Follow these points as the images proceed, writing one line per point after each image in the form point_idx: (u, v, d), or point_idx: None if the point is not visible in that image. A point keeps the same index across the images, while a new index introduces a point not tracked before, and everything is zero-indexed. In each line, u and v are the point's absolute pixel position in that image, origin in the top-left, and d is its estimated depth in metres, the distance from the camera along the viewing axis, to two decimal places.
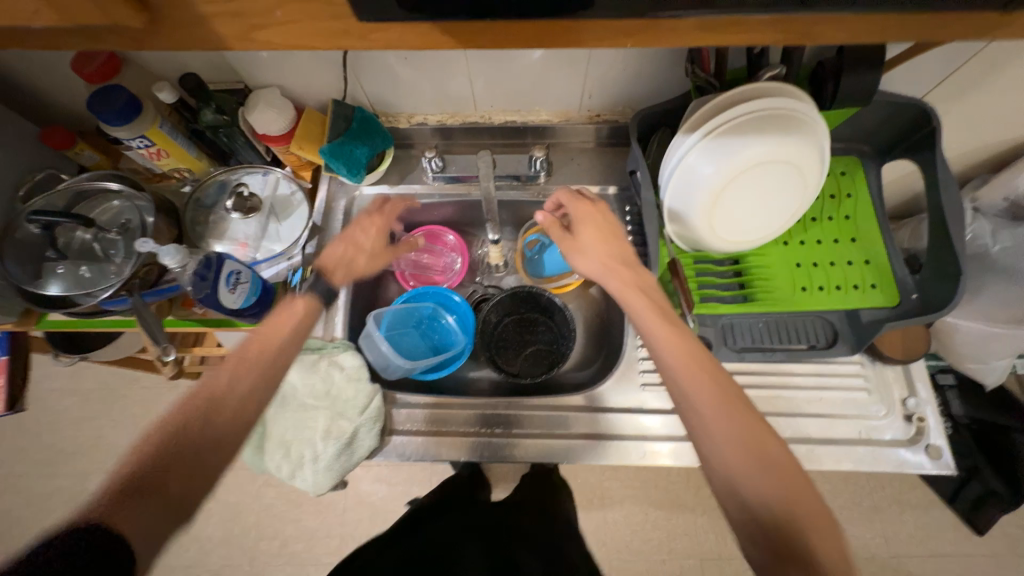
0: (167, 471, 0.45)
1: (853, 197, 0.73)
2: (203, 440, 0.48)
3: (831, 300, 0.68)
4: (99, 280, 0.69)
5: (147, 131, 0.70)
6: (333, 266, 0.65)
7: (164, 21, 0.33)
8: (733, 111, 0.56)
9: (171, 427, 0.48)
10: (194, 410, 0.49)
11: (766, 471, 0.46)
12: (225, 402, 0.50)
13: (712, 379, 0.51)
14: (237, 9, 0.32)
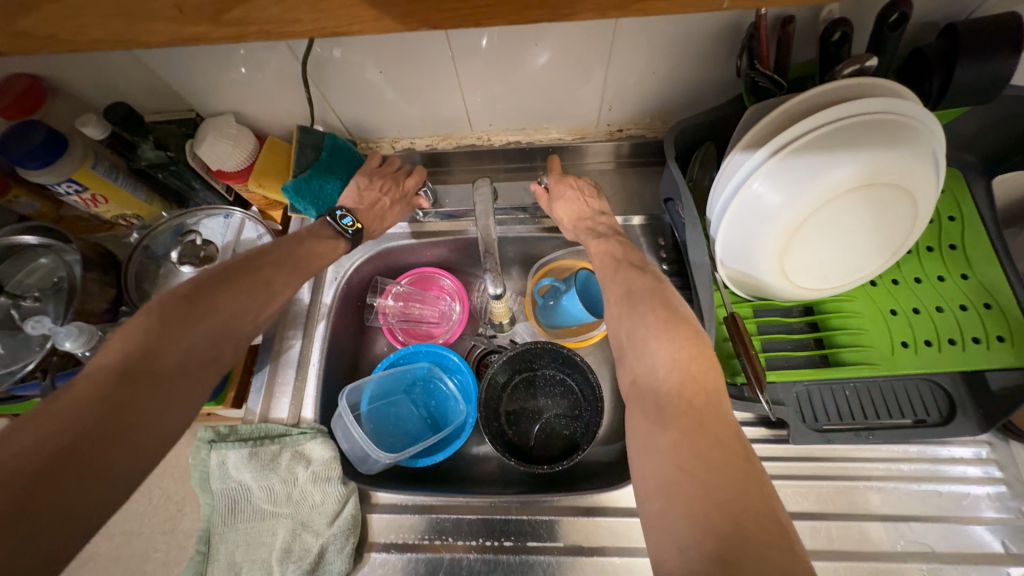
0: (197, 342, 0.44)
1: (957, 220, 0.56)
2: (200, 335, 0.44)
3: (944, 361, 0.51)
4: (19, 352, 0.56)
5: (75, 174, 0.58)
6: (371, 212, 0.62)
7: None
8: (813, 118, 0.41)
9: (162, 330, 0.43)
10: (210, 284, 0.48)
11: (660, 343, 0.43)
12: (230, 301, 0.48)
13: (627, 275, 0.52)
14: None
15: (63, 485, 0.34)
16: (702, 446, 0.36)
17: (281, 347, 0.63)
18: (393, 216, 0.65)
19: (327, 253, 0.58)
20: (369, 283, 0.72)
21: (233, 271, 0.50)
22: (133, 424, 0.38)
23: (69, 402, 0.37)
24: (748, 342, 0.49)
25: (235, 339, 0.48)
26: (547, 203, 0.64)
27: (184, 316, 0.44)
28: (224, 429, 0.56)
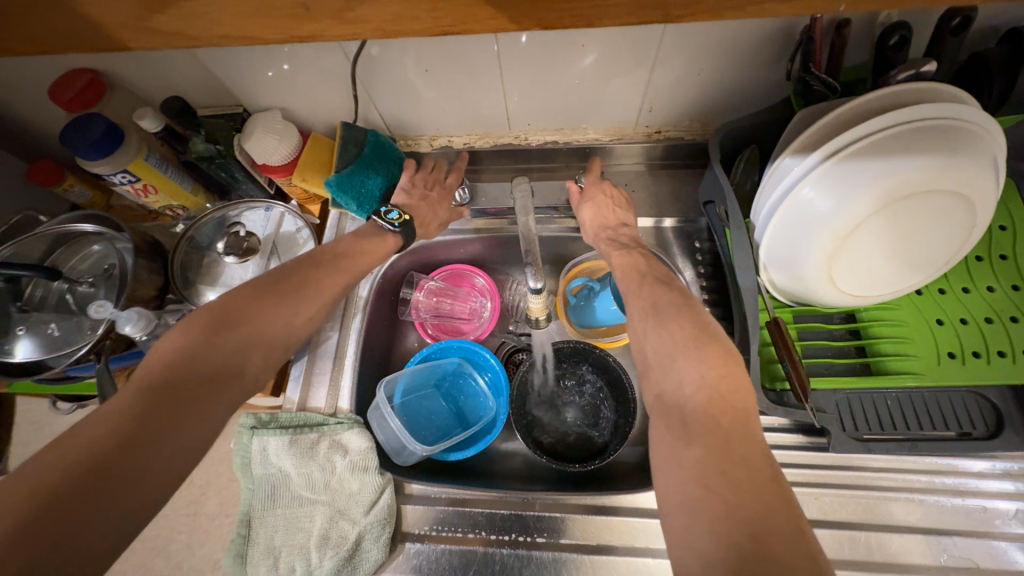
0: (234, 348, 0.43)
1: (1009, 230, 0.55)
2: (237, 342, 0.43)
3: (994, 373, 0.50)
4: (75, 336, 0.59)
5: (130, 165, 0.60)
6: (419, 206, 0.63)
7: None
8: (869, 124, 0.41)
9: (202, 338, 0.42)
10: (252, 289, 0.47)
11: (688, 361, 0.43)
12: (270, 308, 0.47)
13: (654, 289, 0.52)
14: None
15: (86, 504, 0.32)
16: (726, 465, 0.35)
17: (319, 338, 0.64)
18: (439, 212, 0.66)
19: (365, 243, 0.58)
20: (403, 277, 0.73)
21: (278, 275, 0.50)
22: (166, 438, 0.36)
23: (107, 415, 0.36)
24: (792, 349, 0.48)
25: (280, 346, 0.47)
26: (575, 204, 0.65)
27: (229, 322, 0.44)
28: (265, 416, 0.57)
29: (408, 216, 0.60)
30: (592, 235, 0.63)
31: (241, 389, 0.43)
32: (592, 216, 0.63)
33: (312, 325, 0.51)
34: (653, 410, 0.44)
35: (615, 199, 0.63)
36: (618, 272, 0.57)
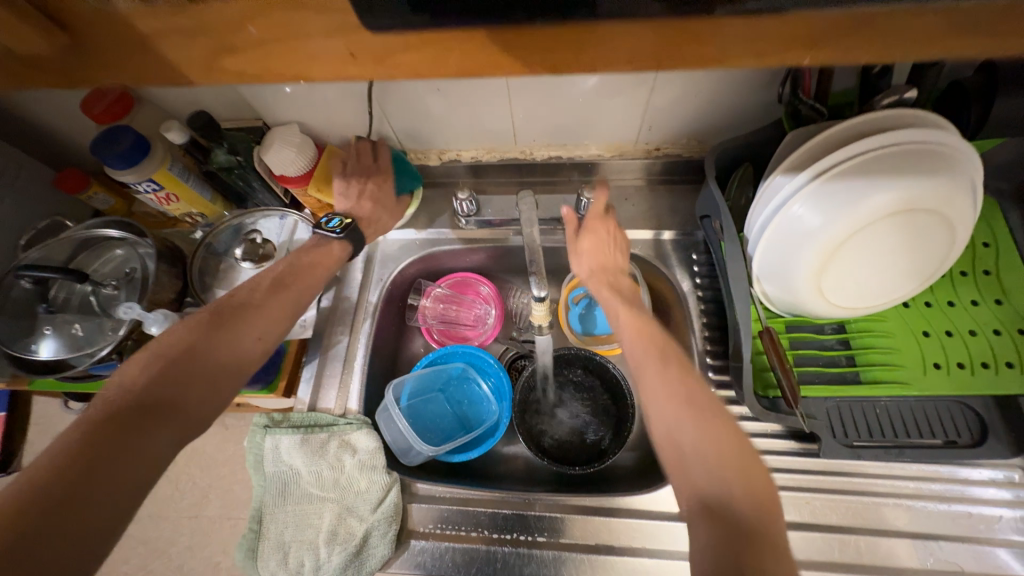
0: (214, 349, 0.48)
1: (991, 246, 0.58)
2: (217, 344, 0.48)
3: (977, 383, 0.52)
4: (97, 336, 0.62)
5: (155, 174, 0.63)
6: (365, 211, 0.64)
7: (85, 47, 0.26)
8: (854, 147, 0.44)
9: (184, 344, 0.47)
10: (235, 297, 0.53)
11: (729, 461, 0.40)
12: (250, 315, 0.51)
13: (675, 364, 0.48)
14: (185, 21, 0.24)
15: (80, 496, 0.36)
16: (748, 550, 0.35)
17: (330, 341, 0.67)
18: (387, 219, 0.67)
19: (311, 255, 0.60)
20: (411, 284, 0.76)
21: (265, 289, 0.54)
22: (148, 435, 0.41)
23: (95, 418, 0.41)
24: (784, 357, 0.51)
25: (234, 375, 0.49)
26: (572, 238, 0.63)
27: (178, 358, 0.46)
28: (278, 416, 0.59)
29: (350, 221, 0.61)
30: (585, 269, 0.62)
31: (221, 387, 0.47)
32: (587, 250, 0.61)
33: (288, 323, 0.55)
34: (693, 509, 0.40)
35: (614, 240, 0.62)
36: (623, 330, 0.53)
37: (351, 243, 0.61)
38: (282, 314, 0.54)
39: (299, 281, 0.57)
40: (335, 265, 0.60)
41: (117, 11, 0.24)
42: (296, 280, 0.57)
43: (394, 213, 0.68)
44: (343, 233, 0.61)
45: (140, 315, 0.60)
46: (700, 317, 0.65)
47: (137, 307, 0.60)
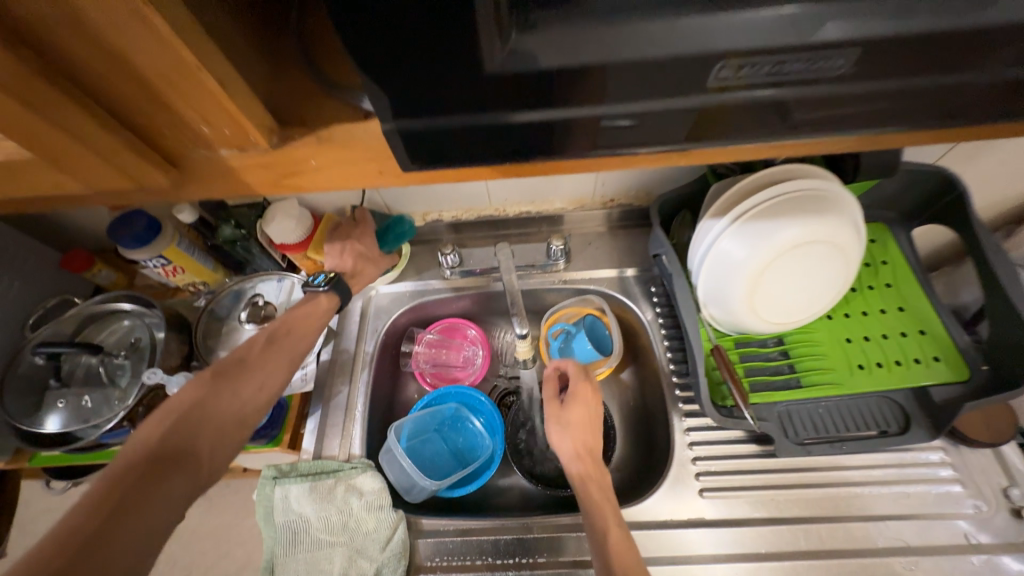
0: (220, 397, 0.53)
1: (889, 264, 0.70)
2: (224, 395, 0.53)
3: (894, 378, 0.62)
4: (103, 407, 0.65)
5: (165, 251, 0.69)
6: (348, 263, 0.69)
7: (189, 174, 0.33)
8: (757, 196, 0.56)
9: (194, 400, 0.52)
10: (241, 353, 0.58)
11: None
12: (252, 369, 0.57)
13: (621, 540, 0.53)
14: (266, 159, 0.31)
15: (110, 543, 0.40)
16: None
17: (331, 392, 0.71)
18: (371, 270, 0.72)
19: (301, 309, 0.64)
20: (403, 333, 0.82)
21: (266, 343, 0.60)
22: (165, 484, 0.45)
23: (118, 472, 0.45)
24: (732, 369, 0.59)
25: (241, 421, 0.53)
26: (551, 412, 0.66)
27: (186, 414, 0.51)
28: (285, 467, 0.63)
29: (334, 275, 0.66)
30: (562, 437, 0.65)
31: (229, 433, 0.52)
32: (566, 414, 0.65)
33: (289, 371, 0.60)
34: None
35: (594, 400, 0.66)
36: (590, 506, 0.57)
37: (337, 295, 0.66)
38: (280, 363, 0.59)
39: (299, 334, 0.63)
40: (323, 315, 0.65)
41: (220, 157, 0.32)
42: (293, 334, 0.62)
43: (378, 264, 0.73)
44: (328, 286, 0.65)
45: (163, 378, 0.64)
46: (663, 341, 0.73)
47: (160, 371, 0.64)
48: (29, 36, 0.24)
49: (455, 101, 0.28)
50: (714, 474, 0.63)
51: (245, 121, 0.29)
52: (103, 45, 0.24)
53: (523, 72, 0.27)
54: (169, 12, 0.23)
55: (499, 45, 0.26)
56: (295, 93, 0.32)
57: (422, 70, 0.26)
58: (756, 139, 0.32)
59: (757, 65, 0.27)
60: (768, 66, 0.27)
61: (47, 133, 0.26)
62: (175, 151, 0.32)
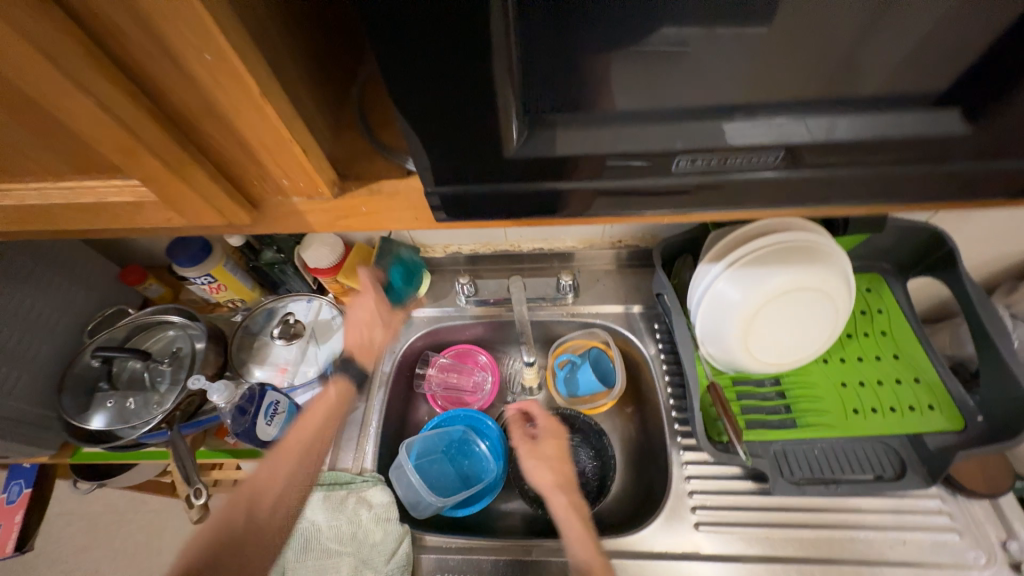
0: (253, 509, 0.61)
1: (885, 313, 0.73)
2: (254, 510, 0.61)
3: (888, 424, 0.64)
4: (143, 410, 0.71)
5: (212, 270, 0.77)
6: (360, 332, 0.77)
7: (266, 215, 0.39)
8: (751, 245, 0.60)
9: (235, 514, 0.61)
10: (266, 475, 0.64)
11: None
12: (274, 485, 0.63)
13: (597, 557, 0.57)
14: (328, 206, 0.38)
15: None
16: None
17: (348, 408, 0.76)
18: (381, 334, 0.79)
19: (316, 400, 0.72)
20: (418, 355, 0.87)
21: (289, 450, 0.65)
22: None
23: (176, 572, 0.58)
24: (727, 406, 0.62)
25: (275, 534, 0.60)
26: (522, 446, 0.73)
27: (234, 525, 0.60)
28: (302, 475, 0.67)
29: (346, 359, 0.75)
30: (536, 464, 0.72)
31: (257, 547, 0.59)
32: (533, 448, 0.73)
33: (312, 477, 0.65)
34: None
35: (562, 437, 0.75)
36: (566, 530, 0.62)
37: (346, 380, 0.74)
38: (294, 474, 0.64)
39: (316, 429, 0.68)
40: (331, 406, 0.71)
41: (292, 202, 0.38)
42: (314, 433, 0.68)
43: (394, 324, 0.81)
44: (339, 373, 0.74)
45: (205, 385, 0.66)
46: (664, 376, 0.76)
47: (204, 377, 0.66)
48: (171, 109, 0.30)
49: (484, 172, 0.35)
50: (710, 508, 0.65)
51: (317, 177, 0.35)
52: (226, 120, 0.30)
53: (541, 149, 0.33)
54: (279, 99, 0.30)
55: (515, 140, 0.33)
56: (354, 152, 0.40)
57: (462, 146, 0.33)
58: (726, 207, 0.39)
59: (722, 158, 0.34)
60: (729, 158, 0.34)
61: (170, 183, 0.32)
62: (257, 196, 0.38)
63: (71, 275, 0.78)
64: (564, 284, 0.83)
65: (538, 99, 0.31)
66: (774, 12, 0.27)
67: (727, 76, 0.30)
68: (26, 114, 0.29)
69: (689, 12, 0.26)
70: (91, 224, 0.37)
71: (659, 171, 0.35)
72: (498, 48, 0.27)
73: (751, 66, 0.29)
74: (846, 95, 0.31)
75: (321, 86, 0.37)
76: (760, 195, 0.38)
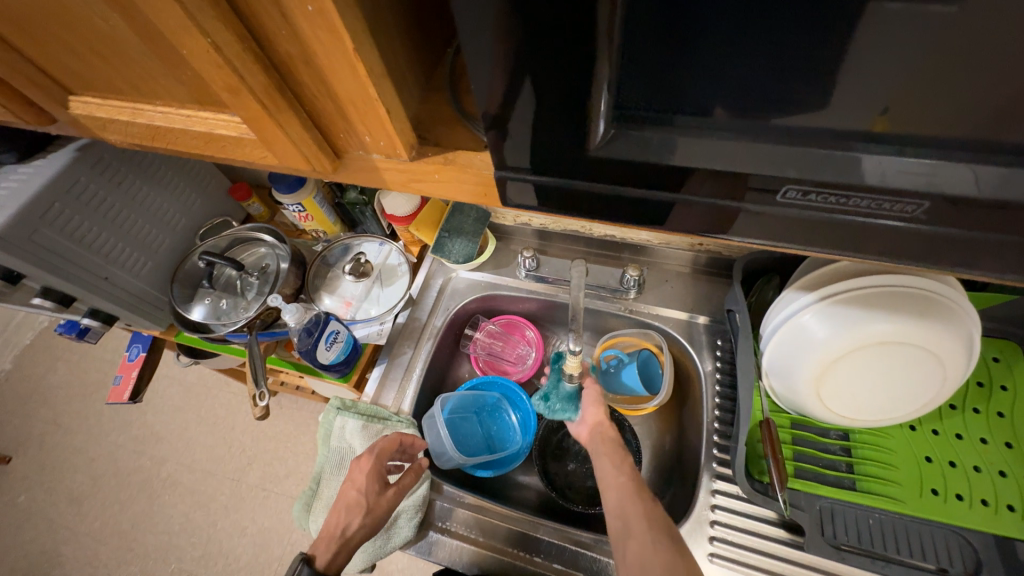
0: None
1: (1009, 391, 0.61)
2: None
3: (973, 518, 0.55)
4: (232, 312, 0.81)
5: (304, 200, 0.84)
6: (322, 546, 0.58)
7: (346, 166, 0.40)
8: (856, 281, 0.52)
9: None
10: None
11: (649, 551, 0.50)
12: None
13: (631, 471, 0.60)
14: (404, 167, 0.38)
15: None
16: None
17: (397, 350, 0.80)
18: (359, 524, 0.60)
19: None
20: (468, 317, 0.88)
21: None
22: None
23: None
24: (777, 448, 0.57)
25: None
26: (372, 479, 0.62)
27: None
28: (348, 401, 0.74)
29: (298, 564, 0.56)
30: (393, 500, 0.62)
31: None
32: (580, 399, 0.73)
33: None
34: None
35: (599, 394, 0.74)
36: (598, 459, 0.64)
37: None
38: None
39: None
40: None
41: (371, 158, 0.39)
42: None
43: (391, 498, 0.62)
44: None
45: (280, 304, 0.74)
46: (713, 396, 0.71)
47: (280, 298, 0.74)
48: (274, 53, 0.31)
49: (559, 165, 0.33)
50: (728, 542, 0.62)
51: (396, 137, 0.35)
52: (319, 69, 0.31)
53: (621, 145, 0.31)
54: (370, 56, 0.30)
55: (598, 139, 0.31)
56: (438, 116, 0.40)
57: (541, 127, 0.31)
58: (829, 248, 0.34)
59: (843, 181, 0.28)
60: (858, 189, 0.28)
61: (265, 125, 0.34)
62: (342, 148, 0.39)
63: (191, 182, 0.90)
64: (629, 277, 0.79)
65: (630, 95, 0.28)
66: (950, 26, 0.21)
67: (867, 96, 0.24)
68: (156, 43, 0.32)
69: (833, 18, 0.22)
70: (201, 151, 0.42)
71: (752, 188, 0.31)
72: (593, 34, 0.25)
73: (903, 89, 0.24)
74: (1018, 142, 0.24)
75: (414, 43, 0.36)
76: (880, 237, 0.32)
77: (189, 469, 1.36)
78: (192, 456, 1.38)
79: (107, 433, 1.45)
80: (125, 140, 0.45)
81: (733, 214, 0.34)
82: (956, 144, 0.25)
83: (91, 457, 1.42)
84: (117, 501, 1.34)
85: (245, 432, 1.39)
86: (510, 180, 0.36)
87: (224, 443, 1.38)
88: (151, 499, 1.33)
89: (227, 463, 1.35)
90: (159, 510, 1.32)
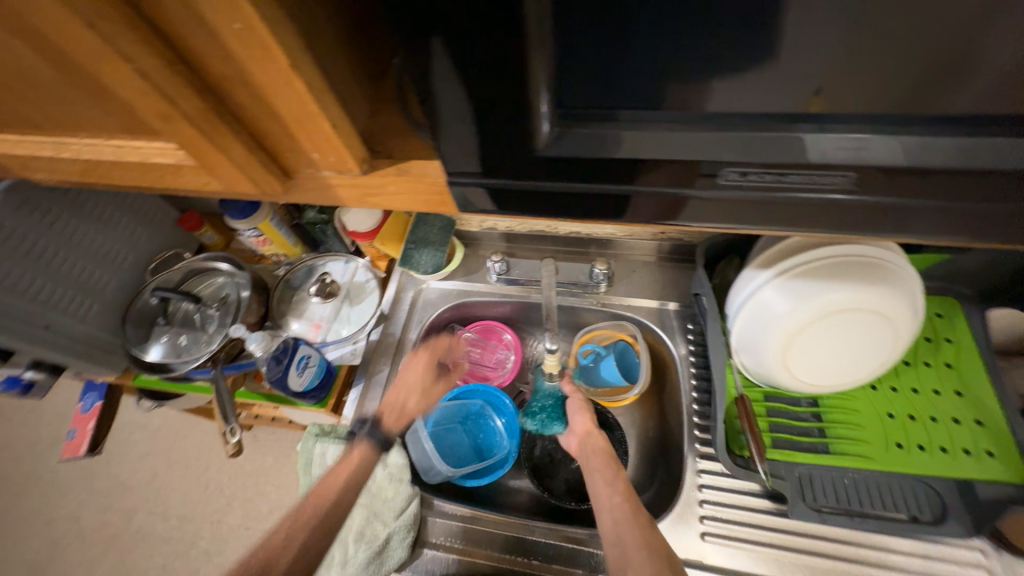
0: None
1: (953, 344, 0.66)
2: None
3: (935, 465, 0.58)
4: (193, 347, 0.77)
5: (260, 224, 0.81)
6: (387, 413, 0.66)
7: (297, 185, 0.39)
8: (807, 254, 0.55)
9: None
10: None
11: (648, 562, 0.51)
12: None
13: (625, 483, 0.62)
14: (358, 182, 0.37)
15: None
16: None
17: (373, 369, 0.79)
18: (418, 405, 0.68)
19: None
20: (444, 327, 0.87)
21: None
22: None
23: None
24: (753, 422, 0.59)
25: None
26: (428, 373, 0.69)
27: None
28: (326, 427, 0.72)
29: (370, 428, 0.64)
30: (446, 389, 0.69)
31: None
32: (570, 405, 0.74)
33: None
34: None
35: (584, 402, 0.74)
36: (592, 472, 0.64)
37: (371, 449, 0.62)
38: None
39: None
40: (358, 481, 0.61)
41: (322, 175, 0.38)
42: None
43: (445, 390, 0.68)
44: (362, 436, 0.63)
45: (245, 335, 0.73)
46: (689, 379, 0.73)
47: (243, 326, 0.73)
48: (206, 75, 0.30)
49: (513, 167, 0.34)
50: (718, 519, 0.63)
51: (346, 152, 0.34)
52: (257, 88, 0.30)
53: (568, 142, 0.31)
54: (309, 72, 0.29)
55: (547, 137, 0.31)
56: (388, 127, 0.39)
57: (490, 131, 0.31)
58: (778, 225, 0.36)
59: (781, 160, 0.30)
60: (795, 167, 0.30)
61: (204, 150, 0.33)
62: (290, 167, 0.38)
63: (135, 215, 0.85)
64: (598, 272, 0.80)
65: (574, 92, 0.29)
66: (856, 10, 0.22)
67: (791, 79, 0.26)
68: (75, 73, 0.30)
69: (755, 7, 0.23)
70: (138, 182, 0.39)
71: (699, 174, 0.32)
72: (529, 36, 0.25)
73: (821, 70, 0.25)
74: (929, 113, 0.26)
75: (356, 57, 0.36)
76: (822, 212, 0.34)
77: (162, 519, 1.28)
78: (165, 503, 1.29)
79: (67, 491, 1.34)
80: (52, 177, 0.42)
81: (686, 198, 0.35)
82: (876, 118, 0.27)
83: (49, 520, 1.31)
84: (84, 563, 1.25)
85: (220, 471, 1.32)
86: (466, 186, 0.36)
87: (199, 486, 1.31)
88: (123, 555, 1.25)
89: (204, 507, 1.28)
90: (133, 566, 1.23)
